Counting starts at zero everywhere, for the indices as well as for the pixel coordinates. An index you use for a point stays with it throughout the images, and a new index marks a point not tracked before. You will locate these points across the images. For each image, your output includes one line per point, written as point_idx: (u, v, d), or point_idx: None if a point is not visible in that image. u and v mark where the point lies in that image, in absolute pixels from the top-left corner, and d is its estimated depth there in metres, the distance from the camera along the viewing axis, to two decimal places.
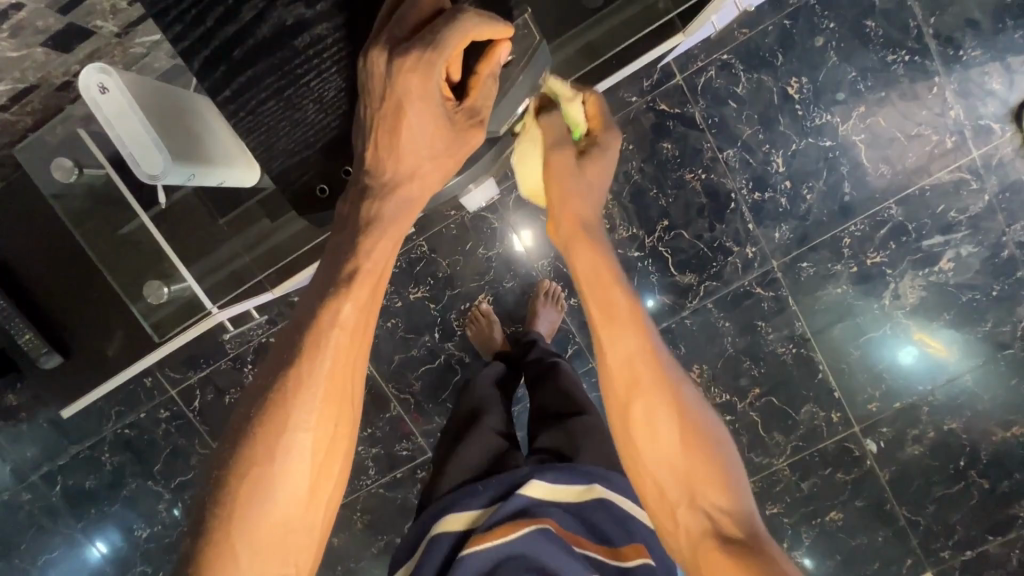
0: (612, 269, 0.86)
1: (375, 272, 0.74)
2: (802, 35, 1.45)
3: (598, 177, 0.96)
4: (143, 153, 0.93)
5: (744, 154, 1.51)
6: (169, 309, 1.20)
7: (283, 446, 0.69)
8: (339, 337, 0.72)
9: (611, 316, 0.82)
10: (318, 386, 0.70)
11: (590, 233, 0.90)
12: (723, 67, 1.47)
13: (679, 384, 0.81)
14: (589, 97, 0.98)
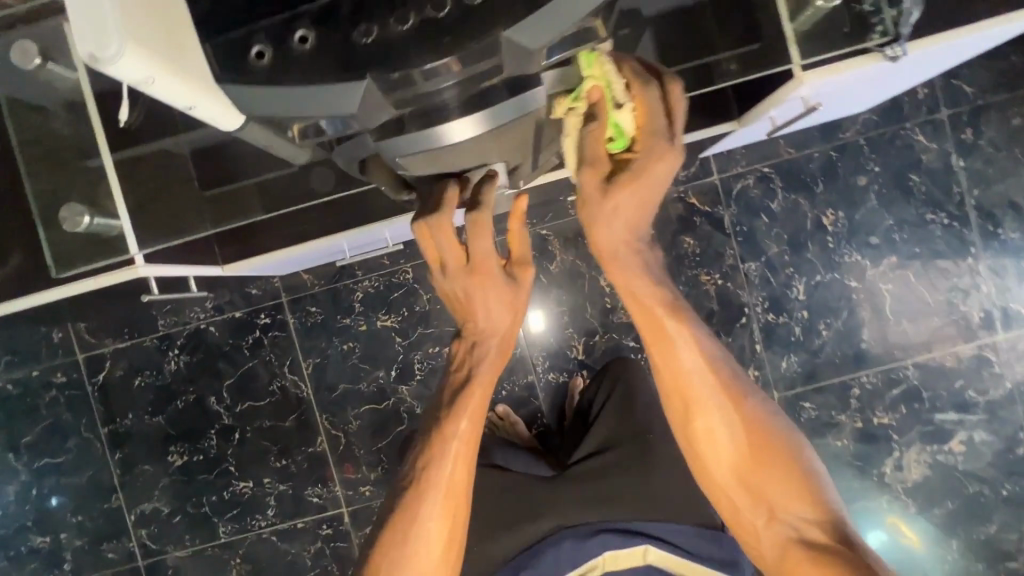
0: (653, 279, 0.71)
1: (507, 343, 0.77)
2: (846, 171, 1.41)
3: (643, 200, 0.65)
4: (95, 21, 0.42)
5: (766, 271, 1.42)
6: (75, 246, 0.83)
7: (430, 492, 0.73)
8: (478, 388, 0.75)
9: (661, 331, 0.72)
10: (449, 438, 0.74)
11: (630, 256, 0.69)
12: (762, 179, 1.42)
13: (740, 380, 0.74)
14: (642, 87, 0.61)
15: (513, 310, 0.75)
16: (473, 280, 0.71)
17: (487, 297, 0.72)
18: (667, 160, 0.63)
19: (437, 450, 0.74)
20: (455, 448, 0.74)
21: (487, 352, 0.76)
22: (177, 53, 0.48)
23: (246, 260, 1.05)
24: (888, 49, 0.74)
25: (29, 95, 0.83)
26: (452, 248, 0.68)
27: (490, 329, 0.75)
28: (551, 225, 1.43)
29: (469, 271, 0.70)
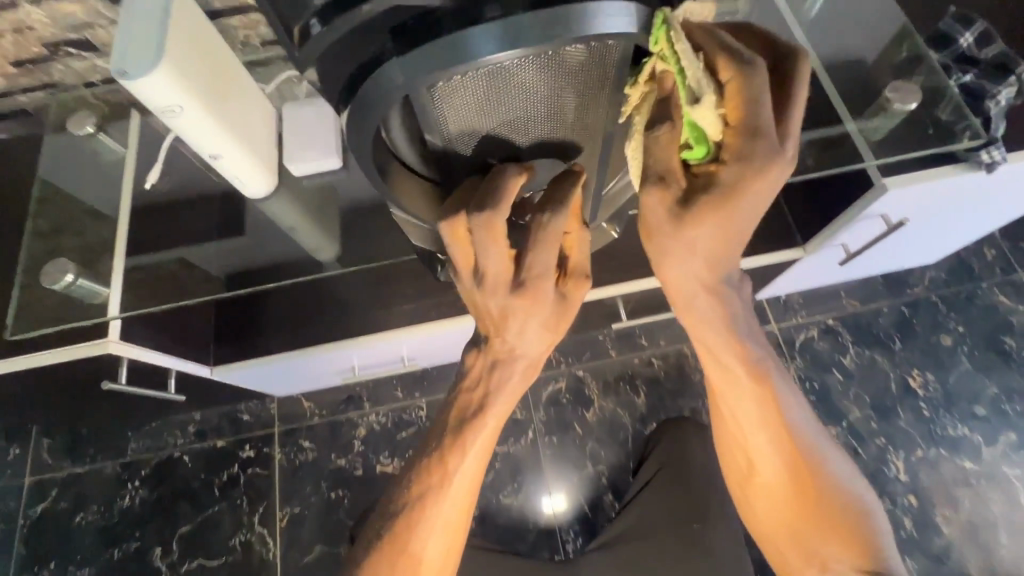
0: (737, 341, 0.51)
1: (532, 362, 0.54)
2: (924, 328, 1.26)
3: (730, 236, 0.44)
4: (142, 54, 0.49)
5: (852, 440, 1.18)
6: (42, 307, 0.73)
7: (429, 520, 0.55)
8: (490, 417, 0.54)
9: (735, 391, 0.53)
10: (452, 469, 0.54)
11: (717, 306, 0.49)
12: (827, 331, 1.26)
13: (817, 448, 0.56)
14: (738, 71, 0.39)
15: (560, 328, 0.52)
16: (522, 300, 0.47)
17: (528, 317, 0.49)
18: (774, 176, 0.40)
19: (438, 475, 0.54)
20: (458, 480, 0.54)
21: (514, 379, 0.53)
22: (215, 94, 0.57)
23: (241, 363, 0.91)
24: (984, 153, 0.67)
25: (72, 167, 0.83)
26: (498, 258, 0.44)
27: (516, 353, 0.52)
28: (588, 365, 1.27)
29: (522, 291, 0.46)
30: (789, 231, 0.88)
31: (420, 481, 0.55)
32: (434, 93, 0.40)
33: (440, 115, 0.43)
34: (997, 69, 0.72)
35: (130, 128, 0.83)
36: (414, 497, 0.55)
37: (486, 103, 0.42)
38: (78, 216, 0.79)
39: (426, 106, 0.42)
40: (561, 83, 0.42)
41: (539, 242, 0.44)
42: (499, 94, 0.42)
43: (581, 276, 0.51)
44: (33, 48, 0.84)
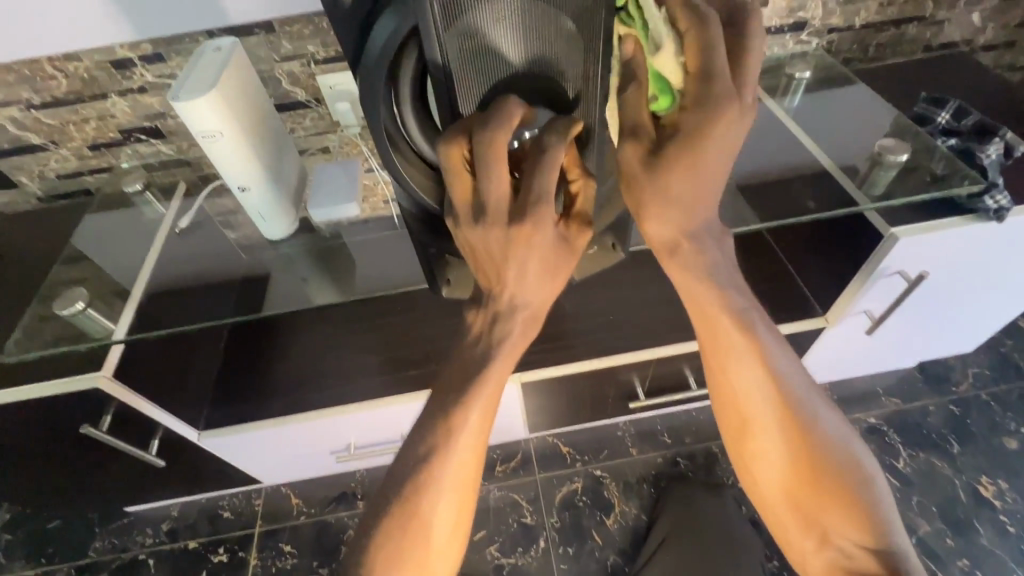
0: (717, 286, 0.49)
1: (540, 312, 0.48)
2: (982, 430, 1.13)
3: (700, 186, 0.44)
4: (197, 86, 0.60)
5: (928, 563, 0.99)
6: (45, 333, 0.72)
7: (442, 484, 0.45)
8: (503, 356, 0.47)
9: (722, 345, 0.50)
10: (464, 418, 0.45)
11: (695, 248, 0.48)
12: (872, 431, 1.14)
13: (820, 416, 0.50)
14: (691, 25, 0.39)
15: (558, 283, 0.46)
16: (520, 246, 0.41)
17: (529, 266, 0.43)
18: (735, 121, 0.41)
19: (448, 428, 0.45)
20: (468, 433, 0.45)
21: (518, 332, 0.47)
22: (252, 133, 0.66)
23: (231, 430, 0.86)
24: (988, 200, 0.72)
25: (113, 227, 0.89)
26: (501, 182, 0.39)
27: (521, 308, 0.46)
28: (608, 464, 1.13)
29: (524, 230, 0.40)
30: (809, 302, 0.91)
31: (427, 438, 0.46)
32: (437, 7, 0.34)
33: (437, 36, 0.35)
34: (980, 133, 0.78)
35: (175, 196, 0.91)
36: (421, 461, 0.45)
37: (493, 28, 0.37)
38: (106, 264, 0.83)
39: (413, 21, 0.35)
40: (565, 13, 0.37)
41: (546, 174, 0.39)
42: (506, 16, 0.36)
43: (587, 222, 0.45)
44: (109, 133, 0.86)
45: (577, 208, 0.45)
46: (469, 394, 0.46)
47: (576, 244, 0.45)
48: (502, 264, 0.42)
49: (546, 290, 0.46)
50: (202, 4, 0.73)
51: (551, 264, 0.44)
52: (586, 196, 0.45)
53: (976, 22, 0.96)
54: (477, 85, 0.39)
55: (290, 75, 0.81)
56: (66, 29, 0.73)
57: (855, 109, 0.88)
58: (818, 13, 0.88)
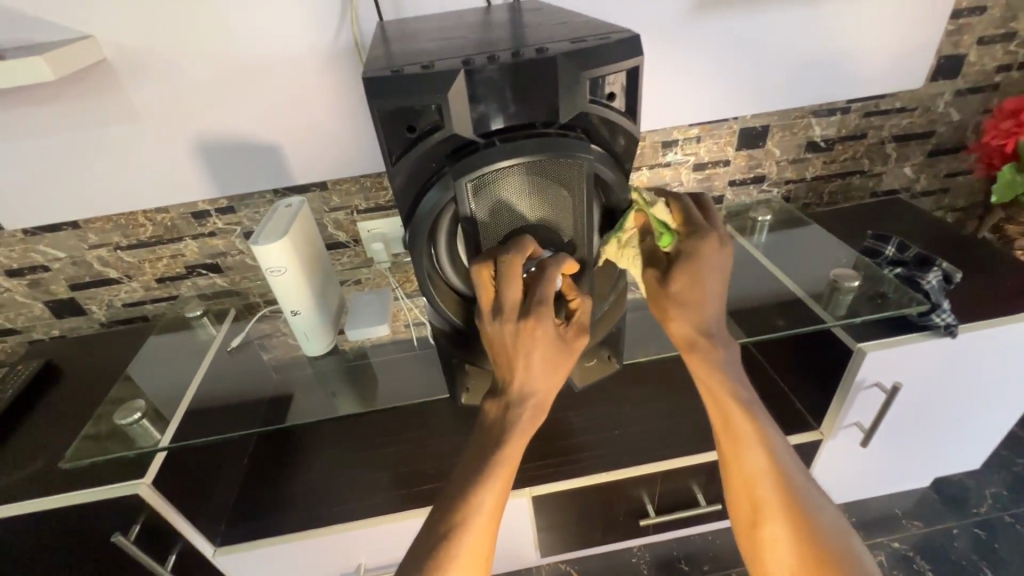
0: (731, 381, 0.60)
1: (544, 404, 0.56)
2: (1014, 557, 1.08)
3: (703, 294, 0.60)
4: (272, 234, 0.76)
5: None
6: (97, 440, 0.79)
7: (455, 565, 0.49)
8: (513, 442, 0.54)
9: (733, 431, 0.59)
10: (480, 498, 0.51)
11: (708, 349, 0.60)
12: (897, 557, 1.09)
13: (819, 508, 0.55)
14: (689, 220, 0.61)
15: (560, 377, 0.55)
16: (527, 339, 0.51)
17: (534, 359, 0.52)
18: (719, 255, 0.59)
19: (465, 507, 0.51)
20: (484, 512, 0.51)
21: (526, 419, 0.54)
22: (308, 269, 0.81)
23: (244, 546, 0.87)
24: (936, 318, 0.83)
25: (163, 346, 1.00)
26: (514, 295, 0.50)
27: (528, 398, 0.54)
28: None
29: (530, 327, 0.50)
30: (802, 416, 0.98)
31: (446, 519, 0.51)
32: (469, 187, 0.48)
33: (468, 203, 0.49)
34: (922, 263, 0.91)
35: (224, 320, 1.04)
36: (439, 542, 0.50)
37: (507, 198, 0.50)
38: (155, 379, 0.93)
39: (451, 195, 0.48)
40: (562, 189, 0.51)
41: (548, 285, 0.50)
42: (519, 188, 0.50)
43: (583, 330, 0.56)
44: (176, 268, 1.01)
45: (577, 318, 0.56)
46: (485, 477, 0.52)
47: (574, 343, 0.55)
48: (513, 354, 0.52)
49: (549, 380, 0.55)
50: (276, 172, 0.92)
51: (553, 358, 0.54)
52: (584, 307, 0.56)
53: (909, 174, 1.15)
54: (496, 234, 0.52)
55: (336, 221, 0.99)
56: (166, 192, 0.91)
57: (815, 244, 1.02)
58: (773, 169, 1.08)
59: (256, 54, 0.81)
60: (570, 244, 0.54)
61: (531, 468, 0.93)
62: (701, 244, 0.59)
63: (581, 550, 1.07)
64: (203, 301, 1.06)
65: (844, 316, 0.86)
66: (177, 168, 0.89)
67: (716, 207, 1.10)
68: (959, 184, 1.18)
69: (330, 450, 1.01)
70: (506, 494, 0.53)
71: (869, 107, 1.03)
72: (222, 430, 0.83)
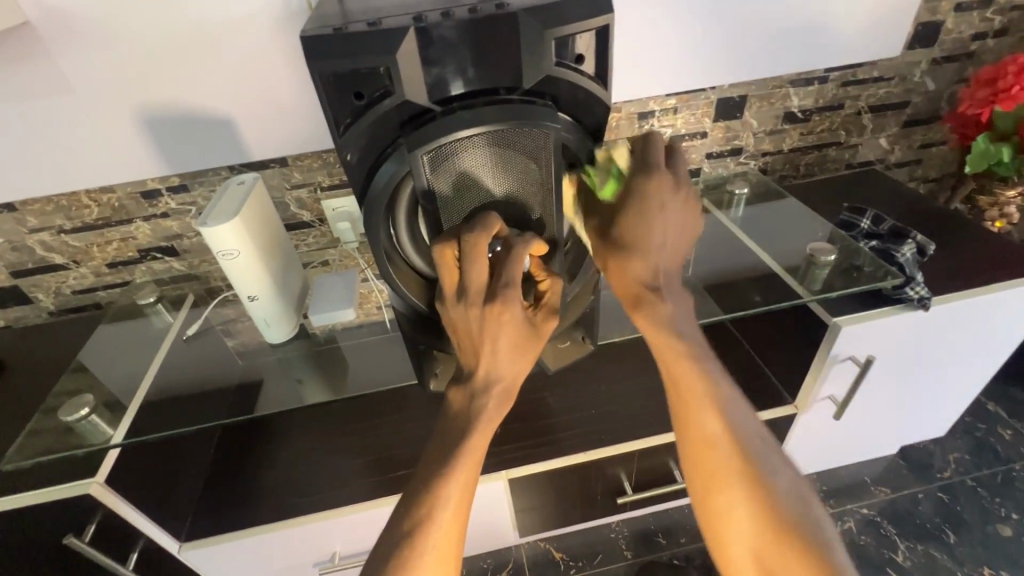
0: (683, 339, 0.60)
1: (512, 389, 0.54)
2: (974, 518, 1.12)
3: (652, 237, 0.57)
4: (220, 215, 0.70)
5: None
6: (45, 439, 0.75)
7: (420, 562, 0.47)
8: (479, 430, 0.52)
9: (686, 398, 0.58)
10: (446, 491, 0.49)
11: (656, 303, 0.59)
12: (866, 523, 1.12)
13: (774, 470, 0.56)
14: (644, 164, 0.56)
15: (528, 360, 0.54)
16: (492, 324, 0.49)
17: (500, 343, 0.50)
18: (669, 196, 0.56)
19: (430, 502, 0.49)
20: (449, 506, 0.49)
21: (492, 405, 0.53)
22: (264, 251, 0.76)
23: (213, 539, 0.84)
24: (909, 291, 0.84)
25: (118, 336, 0.94)
26: (480, 276, 0.47)
27: (495, 384, 0.53)
28: (604, 570, 1.08)
29: (496, 311, 0.48)
30: (778, 391, 0.98)
31: (410, 515, 0.49)
32: (426, 161, 0.44)
33: (426, 178, 0.45)
34: (896, 236, 0.91)
35: (183, 308, 0.98)
36: (404, 539, 0.48)
37: (469, 173, 0.46)
38: (109, 372, 0.88)
39: (407, 168, 0.45)
40: (529, 163, 0.47)
41: (515, 267, 0.47)
42: (482, 163, 0.46)
43: (552, 313, 0.54)
44: (127, 252, 0.95)
45: (546, 300, 0.54)
46: (449, 470, 0.50)
47: (543, 326, 0.53)
48: (479, 339, 0.50)
49: (517, 364, 0.53)
50: (230, 148, 0.85)
51: (521, 342, 0.52)
52: (553, 287, 0.53)
53: (884, 145, 1.14)
54: (458, 211, 0.48)
55: (298, 200, 0.93)
56: (106, 170, 0.84)
57: (791, 217, 1.01)
58: (751, 141, 1.05)
59: (200, 16, 0.74)
60: (539, 222, 0.51)
61: (508, 450, 0.91)
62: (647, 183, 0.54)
63: (559, 528, 1.07)
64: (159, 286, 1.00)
65: (820, 291, 0.85)
66: (118, 144, 0.81)
67: (693, 180, 1.08)
68: (932, 155, 1.18)
69: (299, 439, 0.97)
70: (473, 486, 0.51)
71: (847, 75, 1.01)
72: (182, 422, 0.79)
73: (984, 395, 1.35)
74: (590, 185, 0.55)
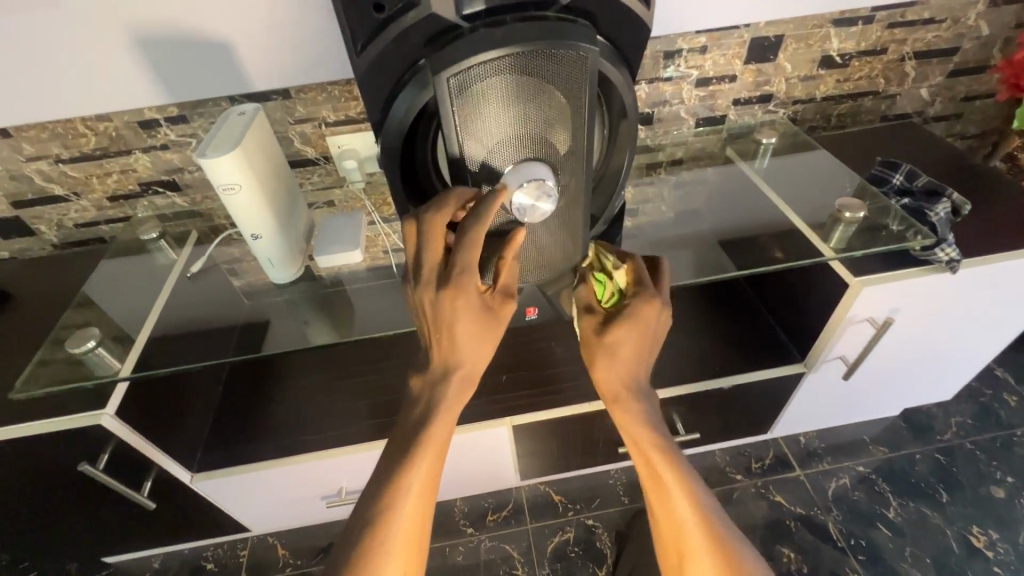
0: (655, 433, 0.57)
1: (475, 376, 0.53)
2: (968, 479, 1.14)
3: (642, 343, 0.58)
4: (220, 147, 0.67)
5: None
6: (53, 370, 0.75)
7: (389, 544, 0.47)
8: (441, 415, 0.51)
9: (659, 481, 0.55)
10: (410, 473, 0.49)
11: (630, 402, 0.58)
12: (862, 480, 1.14)
13: (748, 562, 0.52)
14: (635, 285, 0.59)
15: (488, 346, 0.52)
16: (446, 306, 0.48)
17: (457, 327, 0.49)
18: (658, 320, 0.57)
19: (393, 486, 0.48)
20: (414, 486, 0.49)
21: (451, 393, 0.52)
22: (266, 186, 0.73)
23: (223, 472, 0.87)
24: (939, 252, 0.80)
25: (123, 272, 0.93)
26: (432, 256, 0.48)
27: (455, 374, 0.52)
28: (600, 514, 1.12)
29: (449, 299, 0.47)
30: (787, 350, 0.97)
31: (374, 501, 0.48)
32: (449, 85, 0.42)
33: (449, 102, 0.42)
34: (930, 194, 0.87)
35: (186, 245, 0.96)
36: (370, 532, 0.47)
37: (493, 103, 0.43)
38: (115, 306, 0.87)
39: (430, 92, 0.43)
40: (557, 91, 0.44)
41: (466, 250, 0.46)
42: (509, 89, 0.43)
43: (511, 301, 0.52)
44: (129, 185, 0.92)
45: (508, 288, 0.52)
46: (410, 458, 0.49)
47: (502, 311, 0.51)
48: (437, 328, 0.50)
49: (477, 351, 0.51)
50: (230, 75, 0.80)
51: (478, 329, 0.50)
52: (510, 270, 0.51)
53: (924, 96, 1.06)
54: (482, 143, 0.45)
55: (302, 135, 0.88)
56: (101, 94, 0.79)
57: (817, 171, 0.96)
58: (782, 87, 0.98)
59: None
60: (567, 159, 0.47)
61: (513, 398, 0.92)
62: (630, 291, 0.58)
63: (559, 473, 1.10)
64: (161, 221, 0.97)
65: (844, 249, 0.82)
66: (112, 64, 0.76)
67: (717, 128, 1.02)
68: (975, 108, 1.10)
69: (305, 378, 0.98)
70: (436, 474, 0.50)
71: (895, 16, 0.92)
72: (189, 358, 0.79)
73: (994, 360, 1.34)
74: (619, 116, 0.52)
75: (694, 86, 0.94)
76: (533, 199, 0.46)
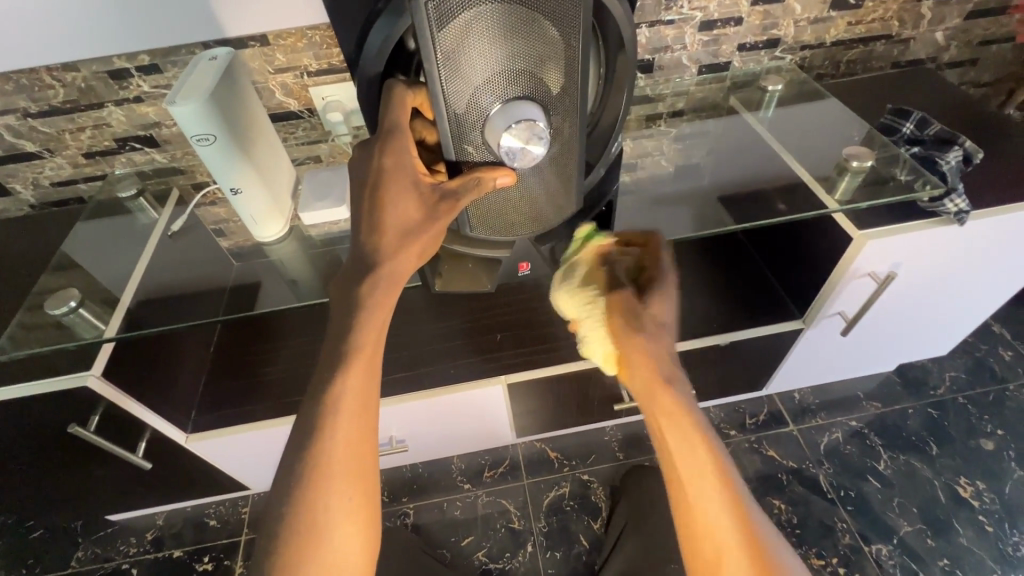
0: (689, 406, 0.50)
1: (398, 280, 0.49)
2: (959, 432, 1.15)
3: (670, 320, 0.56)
4: (189, 92, 0.64)
5: (908, 561, 1.01)
6: (37, 332, 0.73)
7: (329, 458, 0.45)
8: (371, 325, 0.47)
9: (691, 466, 0.47)
10: (342, 387, 0.46)
11: (663, 374, 0.51)
12: (854, 434, 1.15)
13: (786, 561, 0.44)
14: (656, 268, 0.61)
15: (408, 239, 0.48)
16: (373, 166, 0.47)
17: (381, 195, 0.47)
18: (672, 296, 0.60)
19: (326, 403, 0.45)
20: (348, 398, 0.46)
21: (373, 291, 0.47)
22: (243, 136, 0.70)
23: (217, 433, 0.88)
24: (948, 203, 0.78)
25: (103, 230, 0.89)
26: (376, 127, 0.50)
27: (371, 264, 0.47)
28: (596, 469, 1.14)
29: (376, 151, 0.47)
30: (786, 306, 0.96)
31: (310, 422, 0.45)
32: (429, 12, 0.38)
33: (430, 33, 0.39)
34: (942, 142, 0.83)
35: (168, 204, 0.92)
36: (308, 458, 0.44)
37: (478, 35, 0.39)
38: (97, 265, 0.84)
39: (408, 20, 0.40)
40: (547, 22, 0.40)
41: (396, 108, 0.45)
42: (493, 18, 0.39)
43: (449, 204, 0.47)
44: (103, 141, 0.87)
45: (449, 190, 0.47)
46: (340, 373, 0.46)
47: (434, 208, 0.47)
48: (362, 191, 0.48)
49: (398, 245, 0.48)
50: (201, 20, 0.74)
51: (404, 208, 0.47)
52: (461, 179, 0.47)
53: (940, 40, 1.00)
54: (466, 79, 0.41)
55: (283, 86, 0.84)
56: (64, 43, 0.73)
57: (824, 119, 0.92)
58: (791, 31, 0.93)
59: None
60: (559, 100, 0.44)
61: (507, 357, 0.91)
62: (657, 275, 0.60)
63: (555, 430, 1.10)
64: (140, 178, 0.93)
65: (848, 202, 0.79)
66: (73, 9, 0.71)
67: (721, 76, 0.97)
68: (992, 54, 1.05)
69: (296, 337, 0.96)
70: (372, 383, 0.47)
71: None
72: (175, 318, 0.77)
73: (992, 317, 1.33)
74: (616, 49, 0.49)
75: (698, 30, 0.89)
76: (522, 142, 0.43)
